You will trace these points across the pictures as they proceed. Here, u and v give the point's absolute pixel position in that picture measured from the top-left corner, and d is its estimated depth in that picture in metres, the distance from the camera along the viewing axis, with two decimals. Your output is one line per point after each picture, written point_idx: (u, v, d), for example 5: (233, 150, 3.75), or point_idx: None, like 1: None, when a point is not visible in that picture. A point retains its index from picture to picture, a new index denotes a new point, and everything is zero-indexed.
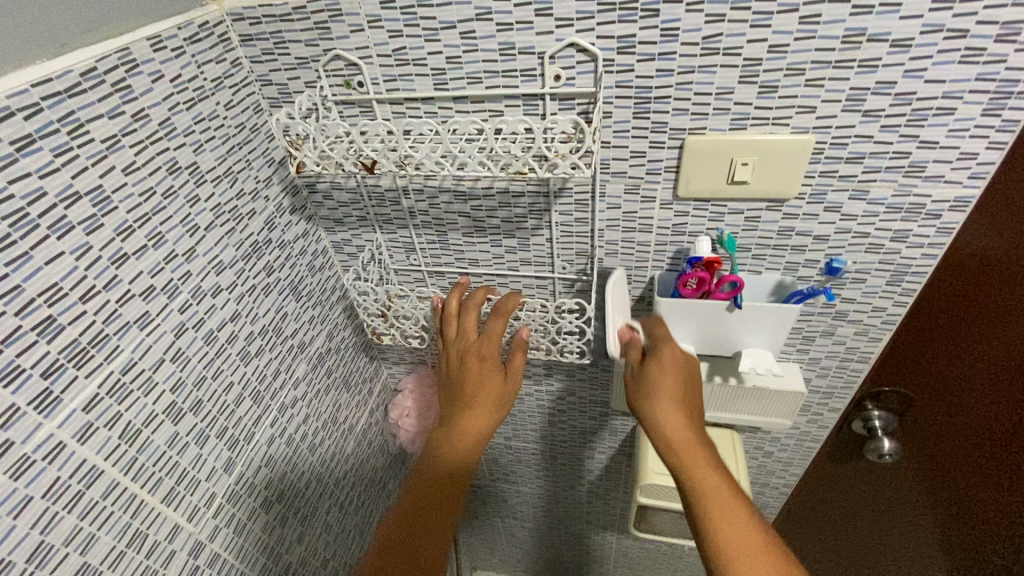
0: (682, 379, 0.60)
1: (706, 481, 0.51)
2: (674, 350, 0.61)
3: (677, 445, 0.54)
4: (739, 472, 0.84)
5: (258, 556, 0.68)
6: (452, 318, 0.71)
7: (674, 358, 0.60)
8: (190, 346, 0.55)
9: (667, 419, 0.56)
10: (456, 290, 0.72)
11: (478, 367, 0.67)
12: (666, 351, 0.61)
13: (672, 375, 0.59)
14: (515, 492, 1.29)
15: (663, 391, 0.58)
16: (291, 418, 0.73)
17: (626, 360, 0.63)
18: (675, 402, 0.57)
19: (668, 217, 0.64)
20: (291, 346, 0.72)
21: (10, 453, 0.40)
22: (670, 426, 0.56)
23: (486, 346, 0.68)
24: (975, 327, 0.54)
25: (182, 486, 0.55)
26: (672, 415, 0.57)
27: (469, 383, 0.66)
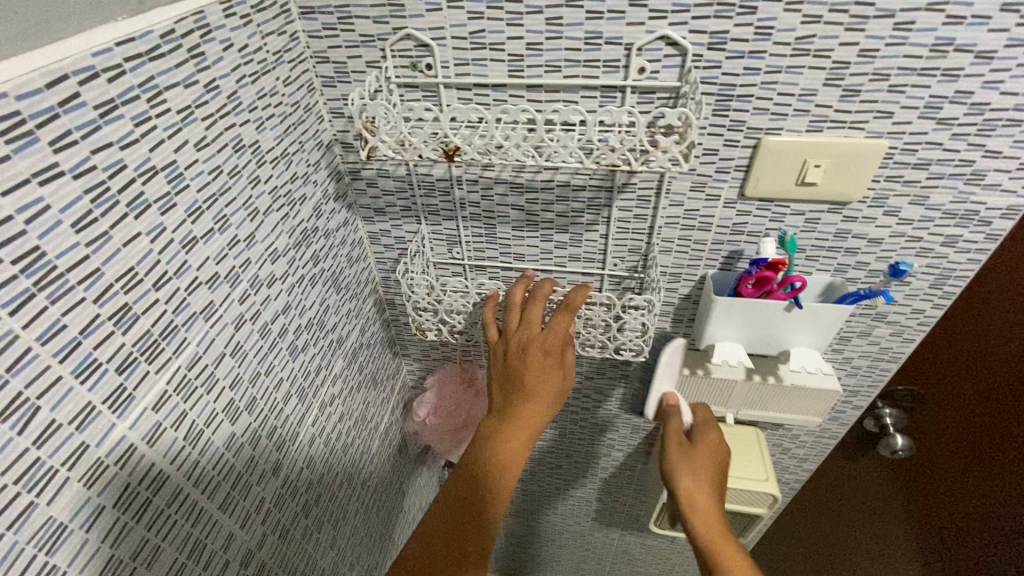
0: (717, 456, 0.60)
1: (717, 540, 0.51)
2: (717, 433, 0.62)
3: (696, 493, 0.54)
4: (765, 468, 0.86)
5: (298, 563, 0.64)
6: (515, 307, 0.69)
7: (715, 444, 0.61)
8: (247, 340, 0.51)
9: (693, 465, 0.57)
10: (523, 281, 0.71)
11: (542, 359, 0.64)
12: (711, 437, 0.62)
13: (707, 467, 0.58)
14: (524, 489, 1.28)
15: (696, 458, 0.58)
16: (329, 416, 0.70)
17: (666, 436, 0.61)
18: (706, 476, 0.56)
19: (729, 216, 0.64)
20: (331, 340, 0.69)
21: (85, 458, 0.35)
22: (692, 491, 0.54)
23: (551, 340, 0.65)
24: (988, 366, 0.60)
25: (236, 491, 0.51)
26: (704, 477, 0.56)
27: (530, 375, 0.62)
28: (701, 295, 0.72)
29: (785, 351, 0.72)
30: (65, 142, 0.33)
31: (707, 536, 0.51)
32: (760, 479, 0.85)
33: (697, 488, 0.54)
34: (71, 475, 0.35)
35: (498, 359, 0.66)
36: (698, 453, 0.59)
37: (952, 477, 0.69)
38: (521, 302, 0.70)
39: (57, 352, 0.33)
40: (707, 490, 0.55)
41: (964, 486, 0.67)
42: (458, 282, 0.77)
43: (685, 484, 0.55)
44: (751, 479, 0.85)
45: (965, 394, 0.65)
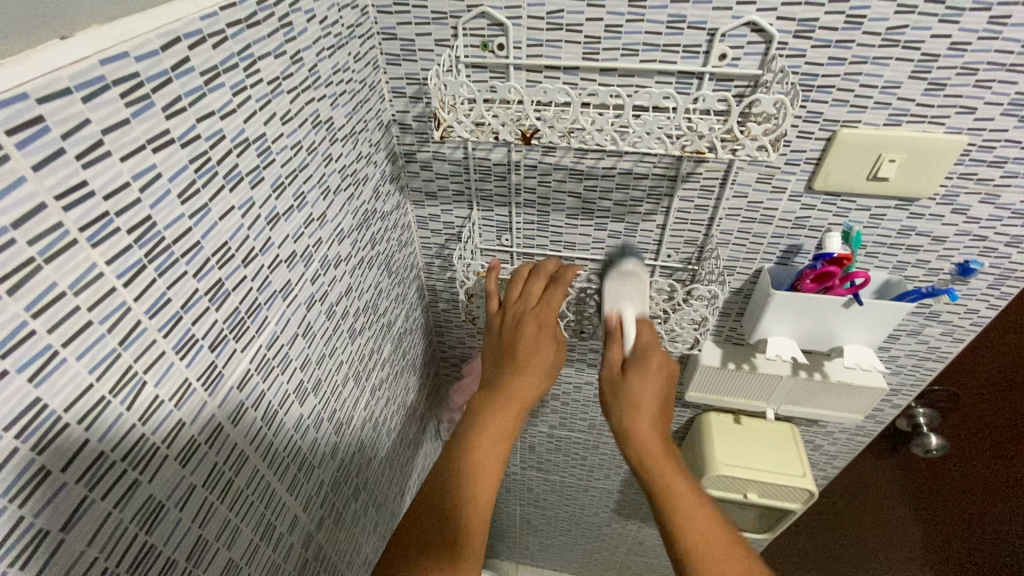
0: (664, 390, 0.55)
1: (674, 485, 0.47)
2: (660, 360, 0.56)
3: (653, 456, 0.50)
4: (803, 464, 0.86)
5: (347, 547, 0.64)
6: (517, 282, 0.68)
7: (662, 363, 0.56)
8: (316, 321, 0.50)
9: (642, 403, 0.53)
10: (526, 264, 0.71)
11: (535, 329, 0.62)
12: (652, 359, 0.56)
13: (653, 391, 0.54)
14: (544, 480, 1.28)
15: (643, 408, 0.53)
16: (377, 400, 0.69)
17: (605, 360, 0.57)
18: (655, 419, 0.52)
19: (793, 209, 0.63)
20: (383, 323, 0.68)
21: (182, 435, 0.34)
22: (642, 438, 0.51)
23: (545, 312, 0.64)
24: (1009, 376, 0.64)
25: (302, 473, 0.51)
26: (655, 428, 0.52)
27: (523, 345, 0.61)
28: (755, 289, 0.72)
29: (837, 347, 0.71)
30: (175, 109, 0.31)
31: (677, 518, 0.45)
32: (798, 474, 0.85)
33: (660, 455, 0.50)
34: (169, 454, 0.34)
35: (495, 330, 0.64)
36: (637, 381, 0.54)
37: (964, 477, 0.74)
38: (524, 276, 0.68)
39: (162, 327, 0.32)
40: (665, 454, 0.50)
41: (976, 484, 0.72)
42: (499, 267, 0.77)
43: (641, 447, 0.50)
44: (789, 475, 0.85)
45: (988, 400, 0.68)
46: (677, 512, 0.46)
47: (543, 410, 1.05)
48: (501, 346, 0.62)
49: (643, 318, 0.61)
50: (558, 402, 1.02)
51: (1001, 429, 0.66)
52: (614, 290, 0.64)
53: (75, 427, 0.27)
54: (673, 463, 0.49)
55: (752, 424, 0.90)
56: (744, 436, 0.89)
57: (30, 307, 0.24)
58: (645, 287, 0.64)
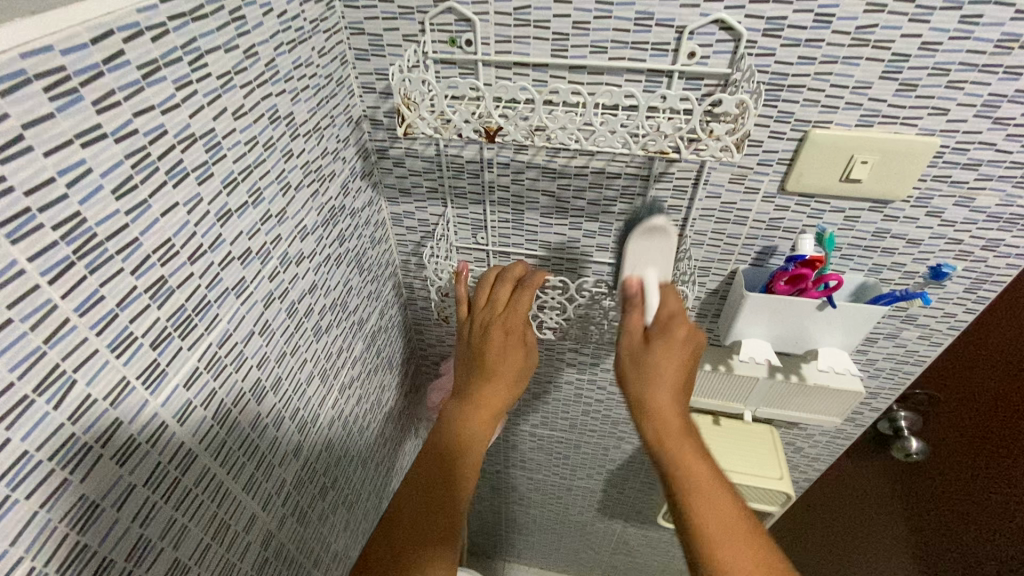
0: (686, 365, 0.51)
1: (692, 467, 0.44)
2: (687, 331, 0.52)
3: (670, 433, 0.46)
4: (781, 466, 0.86)
5: (314, 546, 0.63)
6: (484, 286, 0.67)
7: (684, 339, 0.52)
8: (275, 319, 0.50)
9: (660, 372, 0.49)
10: (496, 267, 0.69)
11: (502, 339, 0.62)
12: (677, 327, 0.52)
13: (683, 351, 0.51)
14: (528, 479, 1.27)
15: (662, 376, 0.49)
16: (348, 399, 0.69)
17: (624, 326, 0.54)
18: (676, 395, 0.49)
19: (767, 211, 0.63)
20: (353, 322, 0.68)
21: (119, 434, 0.34)
22: (663, 417, 0.47)
23: (512, 319, 0.63)
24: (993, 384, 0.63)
25: (260, 472, 0.50)
26: (675, 377, 0.49)
27: (490, 356, 0.60)
28: (730, 290, 0.71)
29: (812, 350, 0.71)
30: (108, 102, 0.31)
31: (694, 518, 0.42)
32: (775, 477, 0.85)
33: (677, 429, 0.46)
34: (105, 454, 0.33)
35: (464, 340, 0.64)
36: (661, 348, 0.51)
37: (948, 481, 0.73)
38: (491, 280, 0.67)
39: (95, 324, 0.31)
40: (680, 425, 0.47)
41: (958, 489, 0.71)
42: (473, 265, 0.76)
43: (666, 467, 0.45)
44: (767, 477, 0.85)
45: (971, 407, 0.67)
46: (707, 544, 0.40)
47: (524, 409, 1.04)
48: (469, 356, 0.61)
49: (664, 284, 0.59)
50: (537, 401, 1.01)
51: (986, 437, 0.65)
52: (641, 248, 0.61)
53: None
54: (694, 442, 0.46)
55: (731, 426, 0.89)
56: (723, 438, 0.88)
57: None
58: (674, 248, 0.61)
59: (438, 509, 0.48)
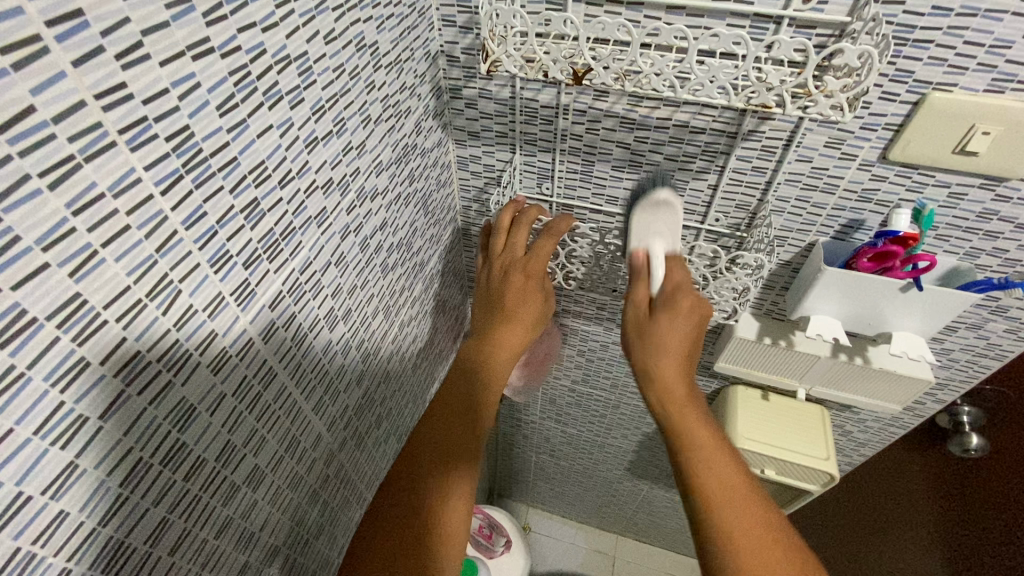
0: (694, 335, 0.52)
1: (696, 436, 0.46)
2: (692, 300, 0.52)
3: (676, 401, 0.48)
4: (827, 447, 0.84)
5: (366, 470, 0.67)
6: (501, 229, 0.66)
7: (692, 309, 0.52)
8: (350, 252, 0.51)
9: (670, 340, 0.50)
10: (512, 203, 0.66)
11: (522, 281, 0.62)
12: (683, 299, 0.52)
13: (683, 330, 0.51)
14: (561, 432, 1.30)
15: (672, 353, 0.50)
16: (405, 336, 0.70)
17: (630, 300, 0.55)
18: (681, 363, 0.50)
19: (860, 180, 0.59)
20: (415, 263, 0.68)
21: (214, 345, 0.36)
22: (666, 384, 0.49)
23: (534, 263, 0.63)
24: None
25: (328, 396, 0.53)
26: (683, 345, 0.51)
27: (511, 295, 0.61)
28: (805, 263, 0.68)
29: (886, 333, 0.67)
30: (216, 15, 0.30)
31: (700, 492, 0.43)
32: (820, 457, 0.83)
33: (681, 402, 0.48)
34: (202, 361, 0.35)
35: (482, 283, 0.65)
36: (667, 318, 0.52)
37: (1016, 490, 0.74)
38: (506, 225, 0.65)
39: (198, 239, 0.33)
40: (687, 397, 0.49)
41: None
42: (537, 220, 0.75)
43: (662, 392, 0.49)
44: (814, 457, 0.83)
45: None
46: (701, 475, 0.44)
47: (566, 365, 1.05)
48: (487, 298, 0.63)
49: (672, 255, 0.58)
50: (582, 358, 1.01)
51: None
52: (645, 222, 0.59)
53: (114, 325, 0.28)
54: (694, 407, 0.48)
55: (780, 402, 0.87)
56: (770, 412, 0.87)
57: (71, 205, 0.25)
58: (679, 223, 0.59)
59: (459, 436, 0.49)
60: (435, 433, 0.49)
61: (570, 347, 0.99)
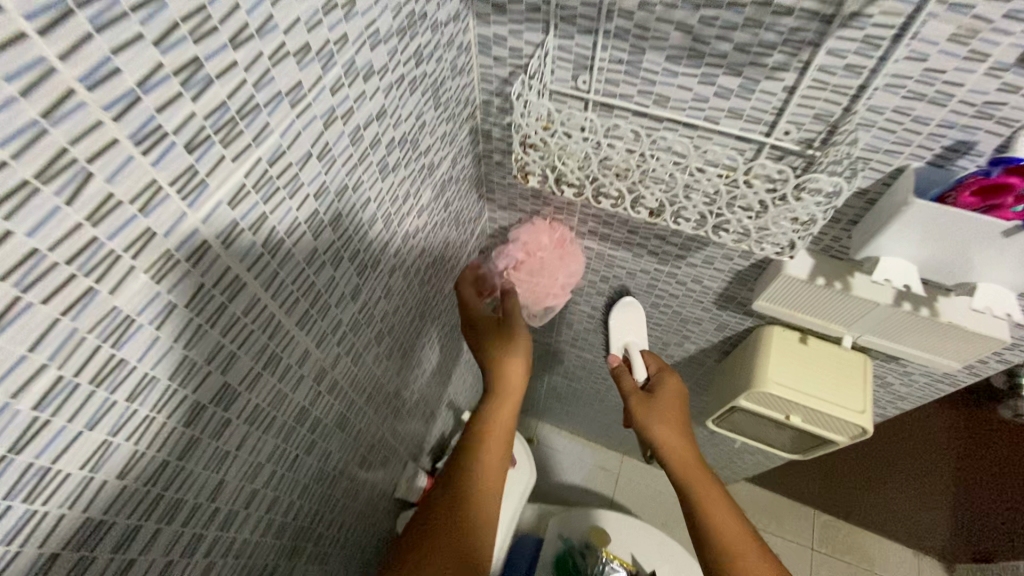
0: (686, 433, 0.75)
1: (718, 519, 0.65)
2: (672, 402, 0.79)
3: (701, 486, 0.68)
4: (864, 400, 0.77)
5: (367, 386, 0.64)
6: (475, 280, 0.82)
7: (671, 406, 0.78)
8: (337, 145, 0.42)
9: (671, 437, 0.73)
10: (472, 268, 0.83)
11: (475, 322, 0.75)
12: (666, 403, 0.78)
13: (673, 392, 0.80)
14: (576, 356, 1.26)
15: (672, 425, 0.75)
16: (410, 248, 0.63)
17: (623, 382, 0.85)
18: (682, 437, 0.74)
19: (986, 88, 0.46)
20: (422, 165, 0.59)
21: (153, 247, 0.29)
22: (680, 454, 0.71)
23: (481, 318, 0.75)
24: None
25: (315, 310, 0.47)
26: (682, 438, 0.74)
27: (474, 326, 0.74)
28: (885, 192, 0.56)
29: (965, 284, 0.58)
30: None
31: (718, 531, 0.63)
32: (855, 409, 0.77)
33: (692, 475, 0.69)
34: (138, 266, 0.29)
35: (467, 329, 0.78)
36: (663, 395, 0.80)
37: None
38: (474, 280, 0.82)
39: (111, 106, 0.24)
40: (696, 468, 0.70)
41: None
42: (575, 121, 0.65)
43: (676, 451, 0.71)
44: (847, 409, 0.77)
45: None
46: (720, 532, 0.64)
47: (586, 290, 0.98)
48: (473, 330, 0.75)
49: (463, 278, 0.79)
50: (605, 284, 0.93)
51: None
52: None
53: None
54: (711, 481, 0.68)
55: (819, 347, 0.79)
56: (807, 358, 0.79)
57: None
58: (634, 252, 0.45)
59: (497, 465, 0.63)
60: (487, 473, 0.61)
61: (593, 272, 0.91)
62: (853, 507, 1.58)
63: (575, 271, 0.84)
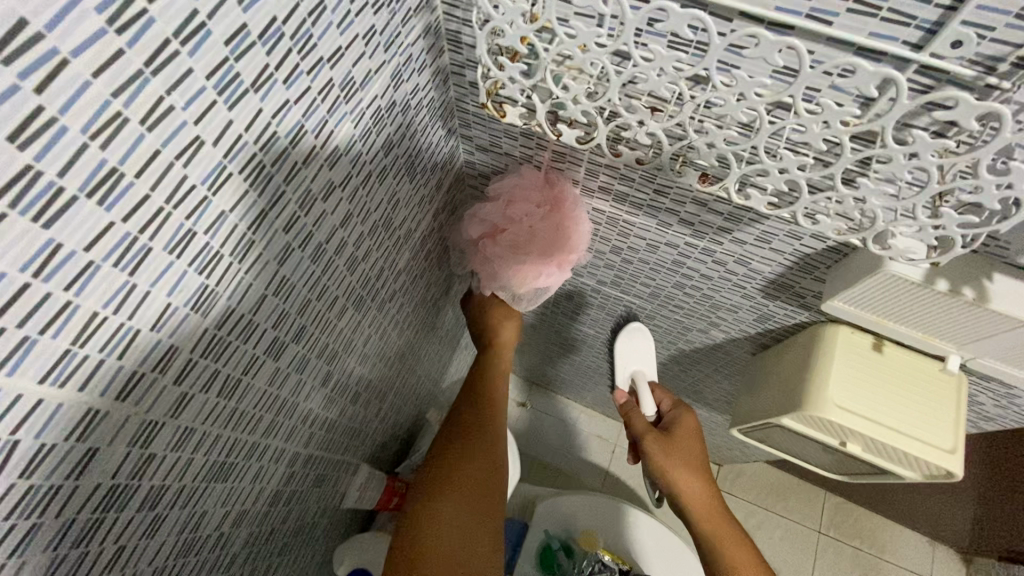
0: (697, 450, 0.76)
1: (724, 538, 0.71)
2: (688, 440, 0.76)
3: (711, 520, 0.72)
4: (957, 435, 0.57)
5: (265, 414, 0.45)
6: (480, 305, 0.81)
7: (688, 432, 0.77)
8: (57, 27, 0.19)
9: (691, 494, 0.73)
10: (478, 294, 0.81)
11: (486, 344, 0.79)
12: (681, 438, 0.76)
13: (691, 445, 0.76)
14: (574, 330, 1.05)
15: (686, 451, 0.75)
16: (323, 218, 0.41)
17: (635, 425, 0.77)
18: (700, 481, 0.73)
19: None
20: (331, 84, 0.35)
21: None
22: (693, 494, 0.72)
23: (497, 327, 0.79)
24: None
25: (90, 348, 0.26)
26: (697, 470, 0.74)
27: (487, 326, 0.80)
28: None
29: None
30: None
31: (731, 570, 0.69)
32: (942, 449, 0.57)
33: (710, 520, 0.72)
34: None
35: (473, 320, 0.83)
36: (678, 450, 0.75)
37: None
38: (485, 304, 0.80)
39: None
40: (703, 488, 0.73)
41: None
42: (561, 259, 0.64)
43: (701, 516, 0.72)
44: (933, 447, 0.57)
45: None
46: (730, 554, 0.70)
47: (592, 261, 0.75)
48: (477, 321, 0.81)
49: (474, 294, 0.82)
50: (617, 257, 0.71)
51: None
52: None
53: None
54: (721, 516, 0.73)
55: (904, 362, 0.58)
56: (884, 377, 0.58)
57: None
58: None
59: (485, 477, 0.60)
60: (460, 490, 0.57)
61: (602, 240, 0.68)
62: (870, 493, 1.45)
63: (578, 237, 0.61)
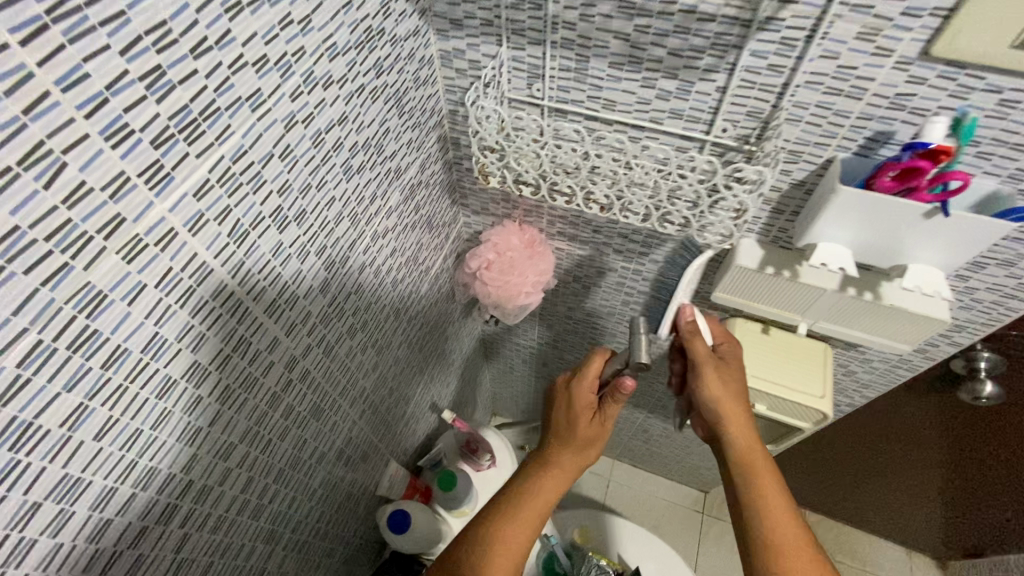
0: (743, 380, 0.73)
1: (766, 497, 0.63)
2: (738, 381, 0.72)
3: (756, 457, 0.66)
4: (824, 384, 0.80)
5: (341, 379, 0.67)
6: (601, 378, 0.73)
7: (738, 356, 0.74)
8: (299, 145, 0.47)
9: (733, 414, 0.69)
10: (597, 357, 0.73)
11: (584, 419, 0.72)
12: (733, 379, 0.71)
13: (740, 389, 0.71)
14: (558, 360, 1.28)
15: (735, 405, 0.69)
16: (380, 249, 0.67)
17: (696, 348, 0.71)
18: (745, 417, 0.69)
19: (894, 82, 0.50)
20: (388, 170, 0.63)
21: (122, 231, 0.33)
22: (734, 420, 0.69)
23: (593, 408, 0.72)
24: None
25: (282, 300, 0.51)
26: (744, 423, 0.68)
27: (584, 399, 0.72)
28: (818, 183, 0.61)
29: (899, 267, 0.62)
30: None
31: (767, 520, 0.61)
32: (815, 395, 0.80)
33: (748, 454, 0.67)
34: (108, 246, 0.32)
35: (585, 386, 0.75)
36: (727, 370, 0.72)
37: None
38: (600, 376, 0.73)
39: (82, 105, 0.29)
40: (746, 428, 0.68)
41: None
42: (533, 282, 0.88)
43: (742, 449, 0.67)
44: (809, 394, 0.80)
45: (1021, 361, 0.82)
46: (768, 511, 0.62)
47: (561, 290, 1.01)
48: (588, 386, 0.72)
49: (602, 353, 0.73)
50: (579, 284, 0.97)
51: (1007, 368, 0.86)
52: None
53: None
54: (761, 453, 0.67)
55: (781, 336, 0.82)
56: (768, 348, 0.82)
57: None
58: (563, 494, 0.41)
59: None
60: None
61: (566, 272, 0.95)
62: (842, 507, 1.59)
63: (546, 268, 0.87)
